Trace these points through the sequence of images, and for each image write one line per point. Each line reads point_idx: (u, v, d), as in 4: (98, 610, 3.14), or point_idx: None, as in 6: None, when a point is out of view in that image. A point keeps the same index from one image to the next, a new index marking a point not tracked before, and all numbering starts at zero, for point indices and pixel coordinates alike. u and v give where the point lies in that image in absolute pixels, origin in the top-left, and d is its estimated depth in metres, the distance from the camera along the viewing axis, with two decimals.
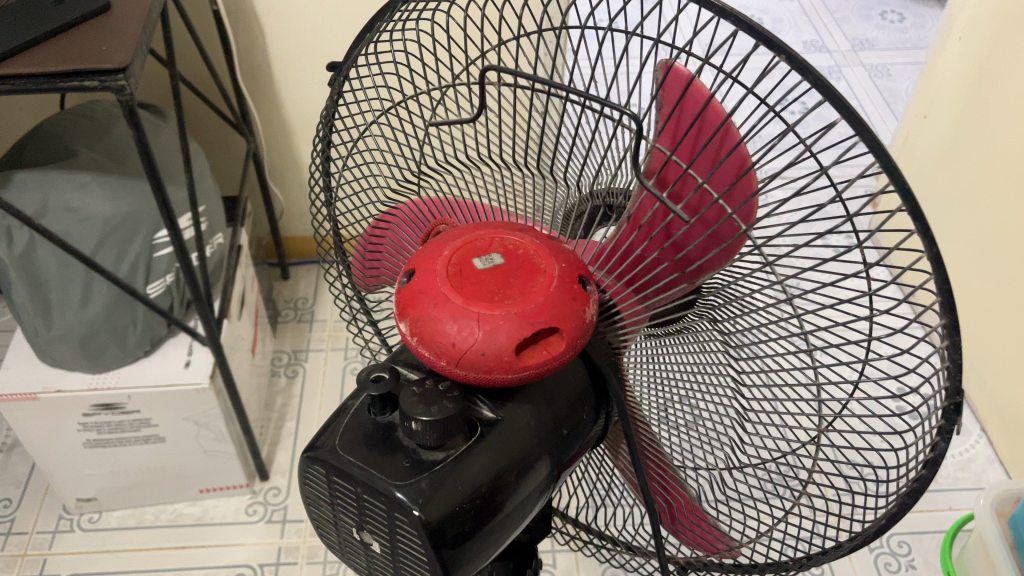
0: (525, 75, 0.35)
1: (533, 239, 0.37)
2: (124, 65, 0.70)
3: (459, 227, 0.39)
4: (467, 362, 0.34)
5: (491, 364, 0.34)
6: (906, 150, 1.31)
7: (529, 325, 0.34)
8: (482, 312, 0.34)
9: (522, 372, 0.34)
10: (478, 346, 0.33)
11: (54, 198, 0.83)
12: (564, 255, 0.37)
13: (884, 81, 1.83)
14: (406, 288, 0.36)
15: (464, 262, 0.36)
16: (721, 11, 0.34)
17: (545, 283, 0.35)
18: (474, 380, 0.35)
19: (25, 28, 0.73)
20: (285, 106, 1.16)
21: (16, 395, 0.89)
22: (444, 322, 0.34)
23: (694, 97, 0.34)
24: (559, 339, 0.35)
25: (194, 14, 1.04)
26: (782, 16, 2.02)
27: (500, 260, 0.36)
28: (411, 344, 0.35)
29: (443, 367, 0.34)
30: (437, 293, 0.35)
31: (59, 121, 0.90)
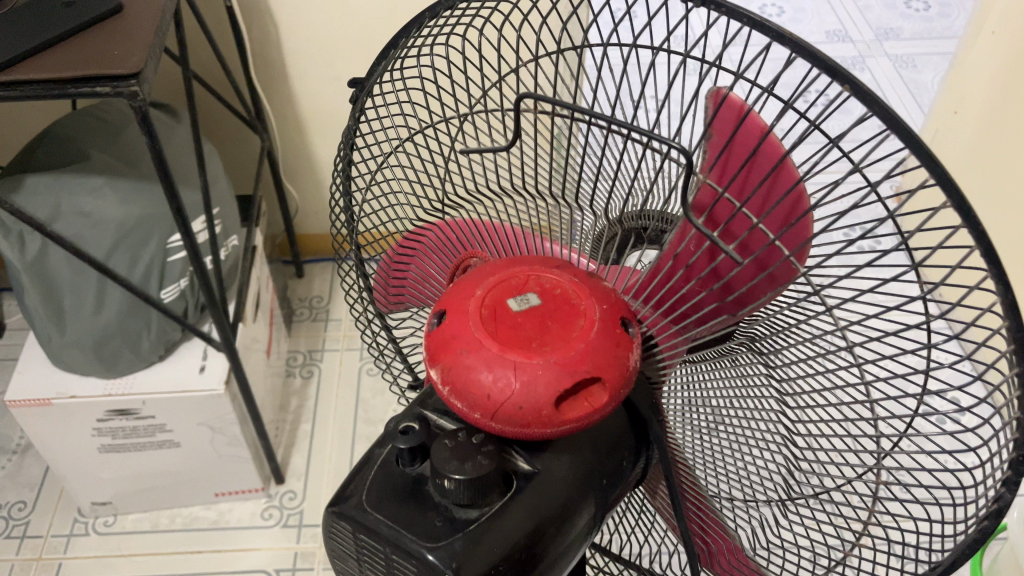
0: (566, 104, 0.32)
1: (571, 278, 0.35)
2: (137, 71, 0.68)
3: (493, 261, 0.37)
4: (503, 415, 0.32)
5: (529, 418, 0.31)
6: (936, 147, 1.28)
7: (569, 375, 0.31)
8: (519, 359, 0.31)
9: (561, 427, 0.32)
10: (516, 399, 0.31)
11: (65, 202, 0.81)
12: (605, 295, 0.34)
13: (910, 72, 1.78)
14: (436, 331, 0.34)
15: (498, 303, 0.34)
16: (780, 37, 0.32)
17: (585, 328, 0.33)
18: (510, 434, 0.32)
19: (33, 31, 0.71)
20: (299, 102, 1.13)
21: (30, 401, 0.88)
22: (478, 371, 0.32)
23: (748, 129, 0.32)
24: (601, 389, 0.32)
25: (207, 10, 1.02)
26: (804, 4, 1.99)
27: (536, 301, 0.34)
28: (443, 393, 0.33)
29: (477, 419, 0.32)
30: (471, 338, 0.32)
31: (70, 122, 0.88)
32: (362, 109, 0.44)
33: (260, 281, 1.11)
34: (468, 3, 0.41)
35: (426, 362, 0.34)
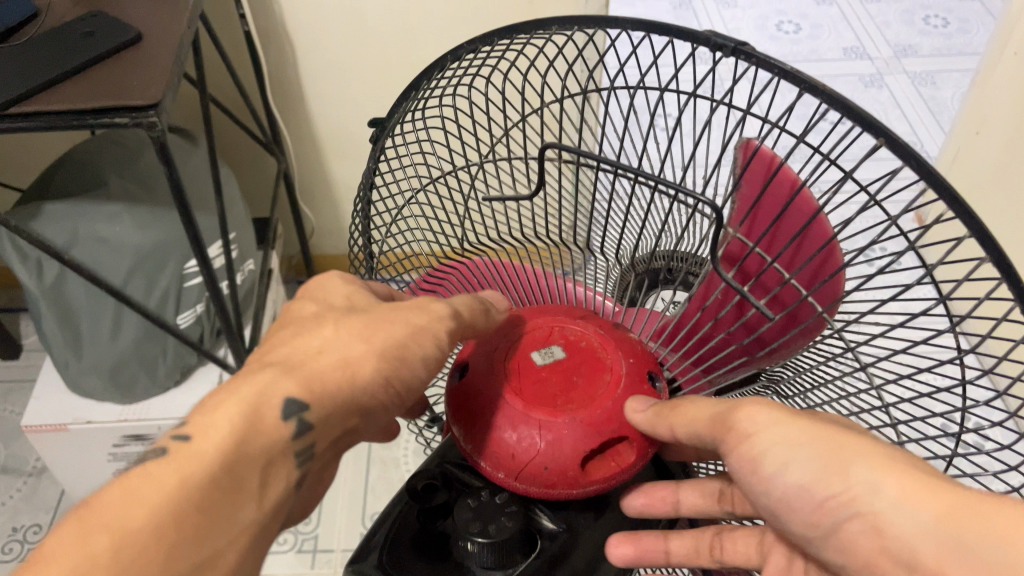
0: (590, 155, 0.32)
1: (592, 332, 0.43)
2: (156, 101, 0.68)
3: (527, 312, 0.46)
4: (530, 473, 0.39)
5: (552, 476, 0.39)
6: (957, 168, 1.27)
7: (594, 434, 0.39)
8: (548, 420, 0.39)
9: (585, 484, 0.39)
10: (540, 460, 0.39)
11: (84, 228, 0.81)
12: (626, 351, 0.43)
13: (929, 90, 1.77)
14: (472, 387, 0.42)
15: (526, 358, 0.42)
16: (810, 89, 0.31)
17: (609, 384, 0.41)
18: (534, 491, 0.40)
19: (53, 61, 0.71)
20: (316, 124, 1.14)
21: (48, 426, 0.88)
22: (504, 431, 0.39)
23: (769, 201, 0.35)
24: (628, 447, 0.41)
25: (225, 33, 1.02)
26: (821, 21, 1.98)
27: (561, 353, 0.42)
28: (474, 451, 0.41)
29: (503, 477, 0.40)
30: (501, 397, 0.40)
31: (89, 148, 0.89)
32: (381, 148, 0.45)
33: (275, 304, 1.11)
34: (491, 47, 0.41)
35: (462, 419, 0.41)
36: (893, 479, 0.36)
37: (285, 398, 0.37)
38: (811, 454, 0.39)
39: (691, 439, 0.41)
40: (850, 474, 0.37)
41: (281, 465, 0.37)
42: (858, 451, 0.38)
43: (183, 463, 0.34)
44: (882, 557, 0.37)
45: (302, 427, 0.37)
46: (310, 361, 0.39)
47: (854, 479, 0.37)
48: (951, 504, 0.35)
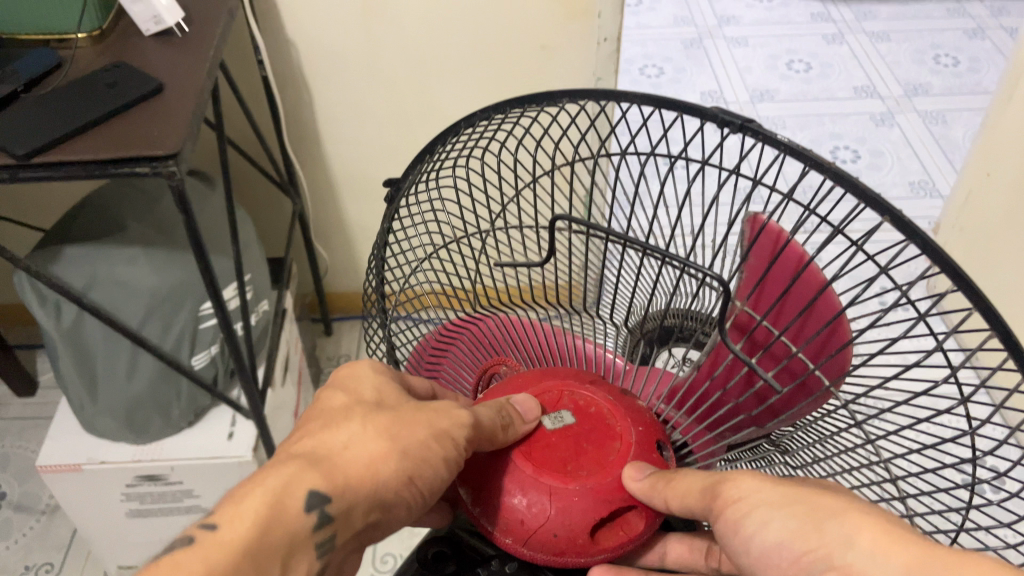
0: (599, 229, 0.34)
1: (603, 398, 0.46)
2: (175, 150, 0.70)
3: (538, 373, 0.48)
4: (538, 540, 0.42)
5: (562, 544, 0.41)
6: (970, 209, 1.27)
7: (600, 503, 0.42)
8: (560, 489, 0.42)
9: (594, 553, 0.42)
10: (550, 528, 0.41)
11: (102, 272, 0.83)
12: (638, 418, 0.45)
13: (940, 129, 1.78)
14: (488, 458, 0.45)
15: (540, 426, 0.45)
16: (829, 174, 0.35)
17: (617, 451, 0.44)
18: (542, 558, 0.43)
19: (77, 110, 0.73)
20: (332, 166, 1.16)
21: (62, 467, 0.89)
22: (514, 499, 0.42)
23: (787, 267, 0.41)
24: (635, 517, 0.44)
25: (242, 78, 1.04)
26: (831, 61, 2.00)
27: (570, 419, 0.45)
28: (486, 518, 0.43)
29: (511, 543, 0.43)
30: (514, 467, 0.43)
31: (109, 194, 0.91)
32: (398, 211, 0.48)
33: (289, 344, 1.12)
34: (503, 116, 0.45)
35: (481, 487, 0.44)
36: (870, 536, 0.39)
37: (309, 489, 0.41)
38: (789, 515, 0.42)
39: (683, 512, 0.43)
40: (828, 534, 0.40)
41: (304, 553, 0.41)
42: (838, 513, 0.41)
43: (212, 552, 0.38)
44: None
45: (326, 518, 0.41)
46: (338, 457, 0.43)
47: (831, 537, 0.40)
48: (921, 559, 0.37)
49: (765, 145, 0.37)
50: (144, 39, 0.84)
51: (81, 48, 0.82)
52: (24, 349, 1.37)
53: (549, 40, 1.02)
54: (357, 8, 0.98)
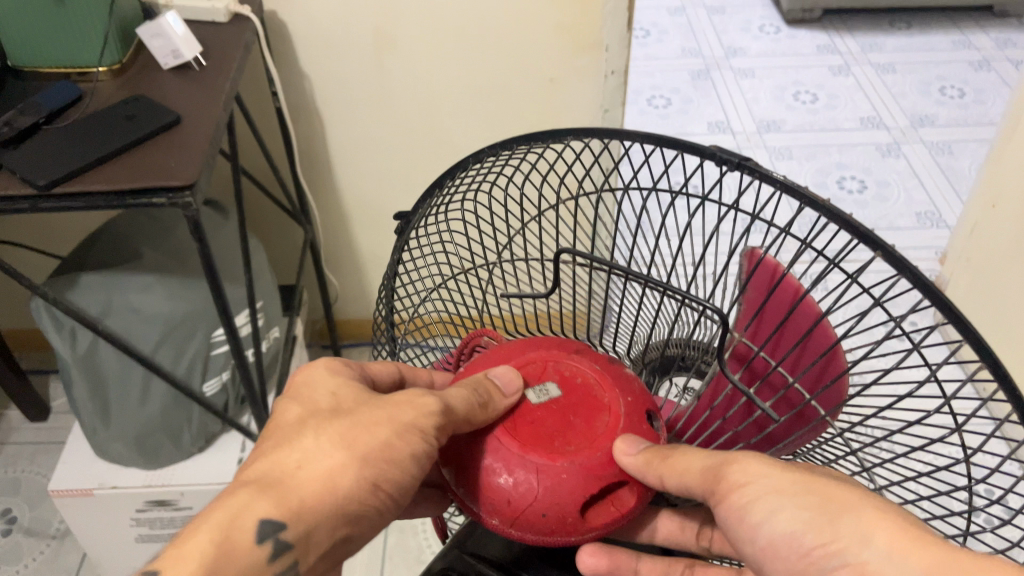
0: (603, 262, 0.36)
1: (590, 370, 0.48)
2: (192, 182, 0.72)
3: (527, 351, 0.50)
4: (526, 519, 0.43)
5: (552, 523, 0.43)
6: (975, 239, 1.28)
7: (589, 479, 0.43)
8: (547, 466, 0.43)
9: (585, 531, 0.43)
10: (540, 508, 0.43)
11: (117, 299, 0.84)
12: (625, 391, 0.48)
13: (946, 160, 1.79)
14: (478, 436, 0.46)
15: (528, 402, 0.47)
16: (825, 211, 0.37)
17: (605, 422, 0.46)
18: (533, 537, 0.44)
19: (97, 143, 0.75)
20: (343, 195, 1.18)
21: (73, 491, 0.90)
22: (501, 477, 0.44)
23: (799, 308, 0.42)
24: (626, 494, 0.45)
25: (257, 110, 1.06)
26: (838, 91, 2.02)
27: (556, 392, 0.48)
28: (475, 498, 0.45)
29: (501, 523, 0.44)
30: (501, 442, 0.45)
31: (126, 223, 0.93)
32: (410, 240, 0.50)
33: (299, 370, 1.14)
34: (511, 147, 0.48)
35: (469, 466, 0.46)
36: (884, 531, 0.41)
37: (270, 519, 0.43)
38: (802, 507, 0.44)
39: (679, 491, 0.45)
40: (841, 528, 0.42)
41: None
42: (850, 506, 0.43)
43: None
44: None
45: (286, 545, 0.43)
46: (292, 477, 0.45)
47: (845, 531, 0.42)
48: (942, 561, 0.39)
49: (765, 183, 0.38)
50: (163, 73, 0.86)
51: (101, 81, 0.84)
52: (37, 374, 1.38)
53: (557, 71, 1.03)
54: (368, 38, 1.00)
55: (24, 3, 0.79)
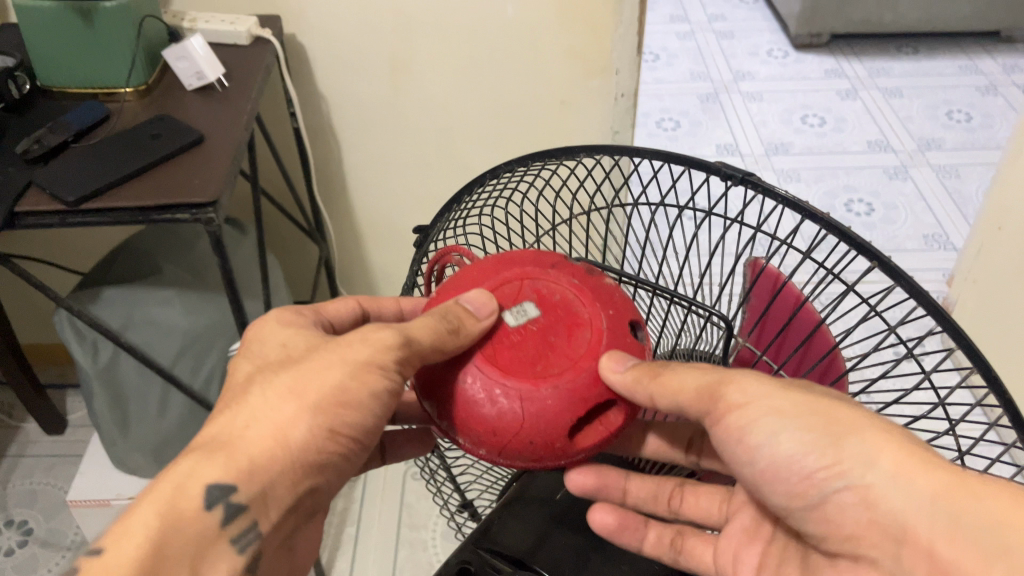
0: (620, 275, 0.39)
1: (564, 290, 0.51)
2: (214, 199, 0.74)
3: (502, 267, 0.53)
4: (516, 447, 0.47)
5: (539, 448, 0.47)
6: (981, 261, 1.30)
7: (573, 399, 0.47)
8: (531, 392, 0.46)
9: (573, 453, 0.48)
10: (528, 437, 0.46)
11: (137, 313, 0.86)
12: (599, 306, 0.50)
13: (953, 183, 1.80)
14: (458, 365, 0.49)
15: (504, 325, 0.50)
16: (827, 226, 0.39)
17: (581, 338, 0.49)
18: (524, 463, 0.48)
19: (124, 160, 0.78)
20: (357, 214, 1.21)
21: (92, 501, 0.93)
22: (484, 410, 0.47)
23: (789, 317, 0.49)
24: (611, 415, 0.49)
25: (276, 131, 1.09)
26: (845, 115, 2.04)
27: (532, 312, 0.50)
28: (463, 428, 0.48)
29: (492, 453, 0.48)
30: (480, 372, 0.48)
31: (146, 238, 0.95)
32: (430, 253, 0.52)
33: None
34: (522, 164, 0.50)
35: (451, 392, 0.49)
36: (890, 459, 0.44)
37: (220, 483, 0.47)
38: (807, 430, 0.47)
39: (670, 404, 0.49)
40: (845, 451, 0.45)
41: (225, 544, 0.47)
42: (852, 427, 0.46)
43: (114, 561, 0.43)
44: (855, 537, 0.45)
45: (241, 506, 0.47)
46: (240, 439, 0.48)
47: (849, 454, 0.45)
48: (947, 488, 0.43)
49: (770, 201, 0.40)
50: (187, 94, 0.89)
51: (127, 101, 0.87)
52: (55, 387, 1.41)
53: (567, 94, 1.06)
54: (384, 61, 1.03)
55: (55, 24, 0.82)
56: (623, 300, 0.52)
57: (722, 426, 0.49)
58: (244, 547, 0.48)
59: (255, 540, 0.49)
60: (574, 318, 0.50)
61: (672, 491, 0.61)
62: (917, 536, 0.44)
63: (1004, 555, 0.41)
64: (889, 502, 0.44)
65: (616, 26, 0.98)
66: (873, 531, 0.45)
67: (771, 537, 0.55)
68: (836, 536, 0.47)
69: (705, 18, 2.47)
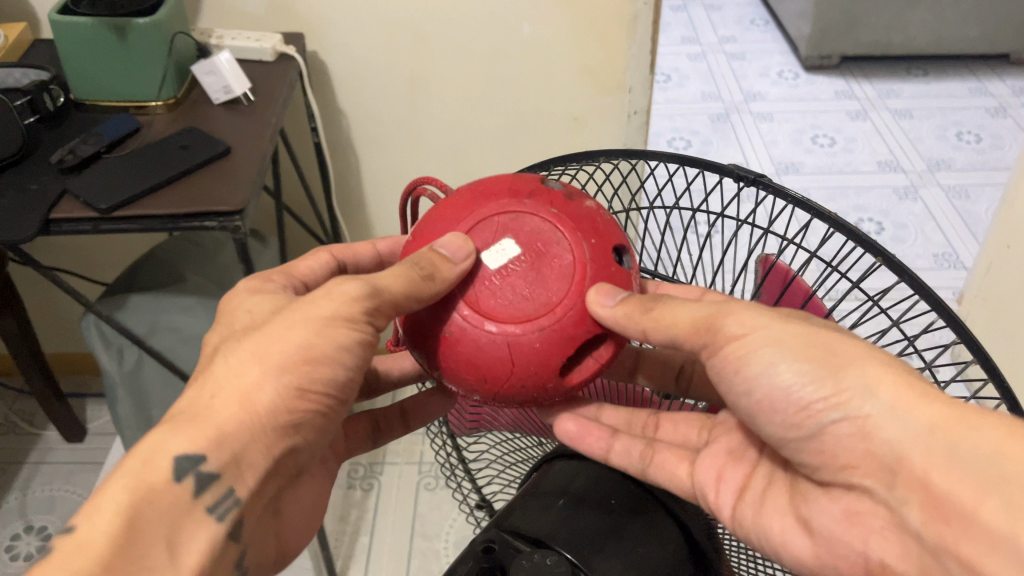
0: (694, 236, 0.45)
1: (538, 226, 0.53)
2: (240, 207, 0.77)
3: (478, 203, 0.55)
4: (509, 392, 0.52)
5: (533, 390, 0.52)
6: (990, 278, 1.31)
7: (560, 340, 0.51)
8: (518, 338, 0.51)
9: (565, 389, 0.53)
10: (520, 382, 0.51)
11: (161, 319, 0.89)
12: (576, 238, 0.53)
13: (962, 203, 1.82)
14: (445, 314, 0.53)
15: (483, 270, 0.53)
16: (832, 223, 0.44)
17: (561, 275, 0.52)
18: (518, 403, 0.54)
19: (154, 170, 0.81)
20: (375, 226, 1.24)
21: None
22: (474, 359, 0.51)
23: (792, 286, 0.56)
24: (603, 346, 0.55)
25: (298, 146, 1.12)
26: (855, 135, 2.06)
27: (511, 251, 0.53)
28: (457, 374, 0.53)
29: (486, 397, 0.53)
30: (466, 322, 0.52)
31: (170, 247, 0.98)
32: None
33: None
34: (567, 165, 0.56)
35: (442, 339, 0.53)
36: (893, 391, 0.47)
37: (188, 454, 0.48)
38: (802, 360, 0.49)
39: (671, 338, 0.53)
40: (847, 378, 0.48)
41: (201, 512, 0.49)
42: (852, 360, 0.49)
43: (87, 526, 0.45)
44: (870, 458, 0.48)
45: (213, 475, 0.49)
46: (207, 409, 0.51)
47: (850, 382, 0.48)
48: (943, 419, 0.46)
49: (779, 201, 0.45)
50: (213, 107, 0.92)
51: (156, 114, 0.91)
52: (75, 397, 1.44)
53: (580, 112, 1.09)
54: (403, 80, 1.06)
55: (90, 40, 0.85)
56: (600, 225, 0.55)
57: (722, 358, 0.52)
58: (224, 515, 0.50)
59: (235, 506, 0.50)
60: (553, 252, 0.53)
61: (650, 421, 0.65)
62: (911, 463, 0.46)
63: (1001, 484, 0.43)
64: (885, 431, 0.47)
65: (629, 46, 1.01)
66: (868, 460, 0.48)
67: (756, 465, 0.58)
68: (830, 467, 0.50)
69: (716, 40, 2.50)
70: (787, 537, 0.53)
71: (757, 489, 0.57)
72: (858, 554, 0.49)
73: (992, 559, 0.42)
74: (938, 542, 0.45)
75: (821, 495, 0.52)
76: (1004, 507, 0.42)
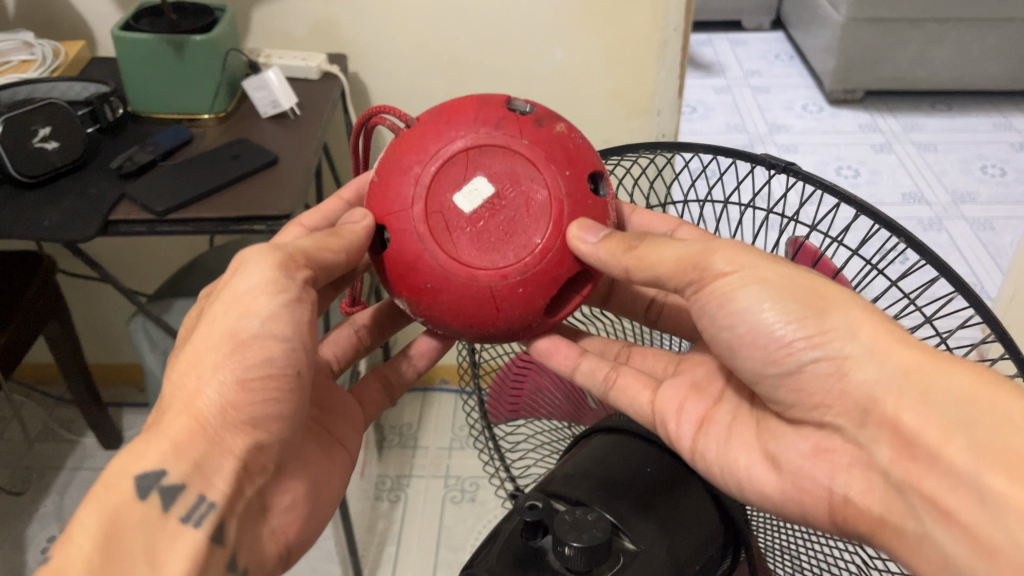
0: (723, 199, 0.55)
1: (508, 163, 0.56)
2: (287, 212, 0.81)
3: (442, 139, 0.57)
4: (496, 330, 0.57)
5: (518, 325, 0.58)
6: (1015, 306, 1.32)
7: (544, 278, 0.56)
8: (503, 283, 0.55)
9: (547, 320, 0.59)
10: (507, 321, 0.57)
11: None
12: (546, 170, 0.56)
13: (987, 235, 1.83)
14: (422, 261, 0.56)
15: (457, 215, 0.56)
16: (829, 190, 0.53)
17: (536, 210, 0.56)
18: (501, 337, 0.59)
19: (206, 177, 0.85)
20: None
21: None
22: (460, 304, 0.56)
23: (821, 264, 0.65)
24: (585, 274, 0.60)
25: (337, 162, 1.17)
26: (879, 167, 2.08)
27: (483, 191, 0.56)
28: (443, 318, 0.58)
29: (473, 336, 0.58)
30: (446, 270, 0.56)
31: (215, 255, 1.02)
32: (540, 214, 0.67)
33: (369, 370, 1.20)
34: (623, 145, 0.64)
35: (422, 286, 0.57)
36: (871, 333, 0.51)
37: (147, 473, 0.53)
38: (789, 303, 0.53)
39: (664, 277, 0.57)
40: (830, 321, 0.52)
41: (175, 523, 0.53)
42: (835, 302, 0.53)
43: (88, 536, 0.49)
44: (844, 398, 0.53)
45: (176, 486, 0.53)
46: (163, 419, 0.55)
47: (835, 325, 0.52)
48: (919, 365, 0.50)
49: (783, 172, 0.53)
50: (262, 121, 0.96)
51: (209, 126, 0.95)
52: (114, 406, 1.47)
53: (611, 134, 1.12)
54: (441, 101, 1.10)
55: (149, 54, 0.90)
56: (571, 151, 0.58)
57: (708, 292, 0.55)
58: (199, 521, 0.53)
59: (209, 511, 0.54)
60: (526, 187, 0.56)
61: (623, 350, 0.73)
62: (883, 407, 0.51)
63: (968, 425, 0.47)
64: (863, 372, 0.51)
65: (659, 70, 1.05)
66: (842, 401, 0.53)
67: (725, 409, 0.64)
68: (805, 405, 0.55)
69: (741, 74, 2.55)
70: (753, 470, 0.58)
71: (721, 421, 0.62)
72: (823, 488, 0.54)
73: (955, 495, 0.47)
74: (903, 478, 0.50)
75: (791, 433, 0.57)
76: (967, 447, 0.47)
